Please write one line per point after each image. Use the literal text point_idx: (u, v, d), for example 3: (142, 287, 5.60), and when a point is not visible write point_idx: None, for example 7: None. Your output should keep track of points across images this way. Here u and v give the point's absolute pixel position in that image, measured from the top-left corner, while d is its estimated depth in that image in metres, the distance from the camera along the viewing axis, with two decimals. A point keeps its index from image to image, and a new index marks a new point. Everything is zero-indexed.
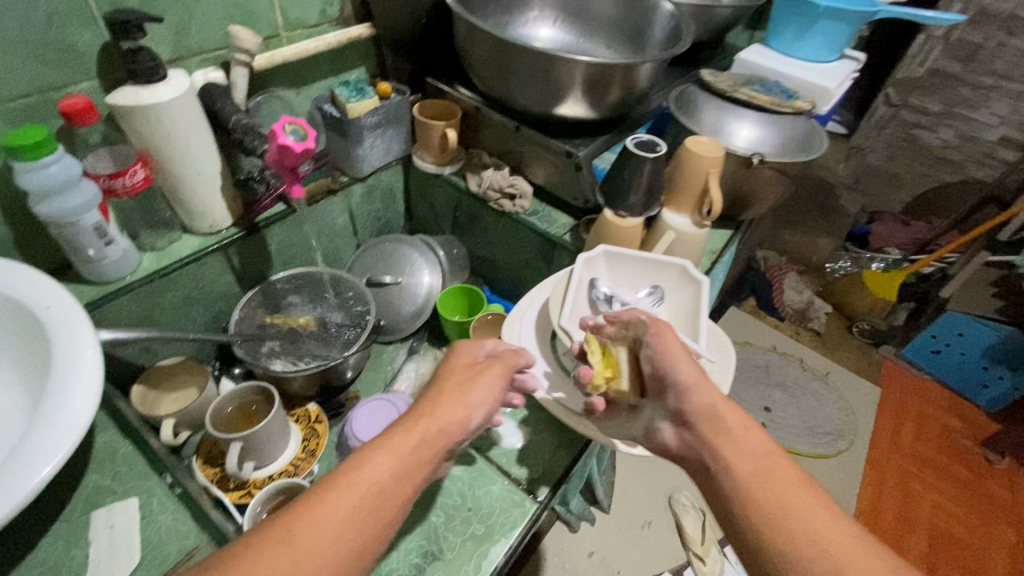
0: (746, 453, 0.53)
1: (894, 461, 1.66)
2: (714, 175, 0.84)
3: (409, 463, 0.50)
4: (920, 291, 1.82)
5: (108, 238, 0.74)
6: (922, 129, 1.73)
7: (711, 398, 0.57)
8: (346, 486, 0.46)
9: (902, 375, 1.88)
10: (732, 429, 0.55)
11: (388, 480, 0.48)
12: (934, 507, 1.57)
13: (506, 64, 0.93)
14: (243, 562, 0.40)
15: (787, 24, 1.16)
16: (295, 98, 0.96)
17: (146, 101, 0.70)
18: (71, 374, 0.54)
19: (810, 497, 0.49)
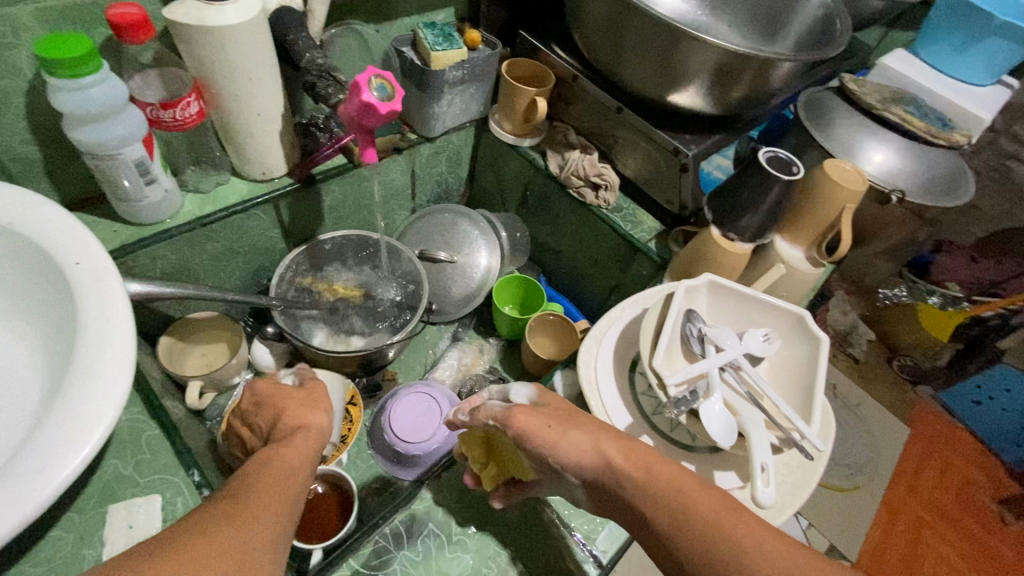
0: (660, 499, 0.46)
1: (910, 506, 1.39)
2: (848, 213, 0.72)
3: (289, 487, 0.45)
4: (976, 333, 1.38)
5: (149, 176, 0.64)
6: (1017, 162, 1.33)
7: (605, 451, 0.49)
8: (234, 513, 0.39)
9: (935, 418, 1.53)
10: (637, 477, 0.47)
11: (278, 500, 0.43)
12: (942, 562, 1.34)
13: (622, 31, 0.78)
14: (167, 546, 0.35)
15: (946, 33, 0.98)
16: (373, 35, 0.83)
17: (211, 22, 0.58)
18: (98, 352, 0.45)
19: (737, 520, 0.44)
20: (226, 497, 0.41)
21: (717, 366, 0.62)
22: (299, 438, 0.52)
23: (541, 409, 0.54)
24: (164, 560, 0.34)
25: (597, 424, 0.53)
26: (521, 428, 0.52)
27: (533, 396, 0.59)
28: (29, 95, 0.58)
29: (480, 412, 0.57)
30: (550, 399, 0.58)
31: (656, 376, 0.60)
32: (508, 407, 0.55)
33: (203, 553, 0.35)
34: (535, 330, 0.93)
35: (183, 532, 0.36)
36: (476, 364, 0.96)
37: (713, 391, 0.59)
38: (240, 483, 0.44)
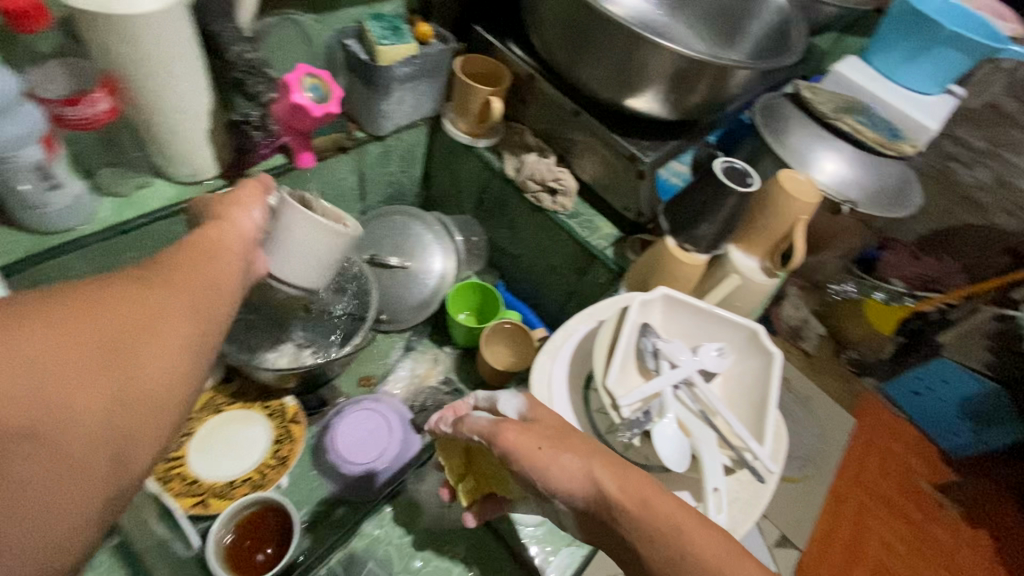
0: (655, 541, 0.44)
1: (853, 493, 1.45)
2: (802, 224, 0.72)
3: (217, 281, 0.44)
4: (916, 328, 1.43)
5: (53, 180, 0.57)
6: (957, 164, 1.38)
7: (597, 478, 0.48)
8: (150, 297, 0.38)
9: (879, 409, 1.59)
10: (631, 510, 0.45)
11: (200, 295, 0.42)
12: (882, 544, 1.41)
13: (579, 30, 0.75)
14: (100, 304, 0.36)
15: (897, 42, 1.00)
16: (315, 25, 0.77)
17: (119, 10, 0.51)
18: None
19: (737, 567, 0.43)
20: (148, 273, 0.40)
21: (671, 384, 0.60)
22: (232, 242, 0.49)
23: (533, 427, 0.52)
24: (79, 310, 0.34)
25: (591, 446, 0.51)
26: (510, 448, 0.51)
27: (524, 407, 0.56)
28: None
29: (465, 424, 0.56)
30: (541, 412, 0.55)
31: (610, 397, 0.58)
32: (495, 423, 0.53)
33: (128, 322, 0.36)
34: (492, 339, 0.90)
35: (92, 298, 0.35)
36: (430, 375, 0.92)
37: (666, 411, 0.58)
38: (166, 265, 0.42)
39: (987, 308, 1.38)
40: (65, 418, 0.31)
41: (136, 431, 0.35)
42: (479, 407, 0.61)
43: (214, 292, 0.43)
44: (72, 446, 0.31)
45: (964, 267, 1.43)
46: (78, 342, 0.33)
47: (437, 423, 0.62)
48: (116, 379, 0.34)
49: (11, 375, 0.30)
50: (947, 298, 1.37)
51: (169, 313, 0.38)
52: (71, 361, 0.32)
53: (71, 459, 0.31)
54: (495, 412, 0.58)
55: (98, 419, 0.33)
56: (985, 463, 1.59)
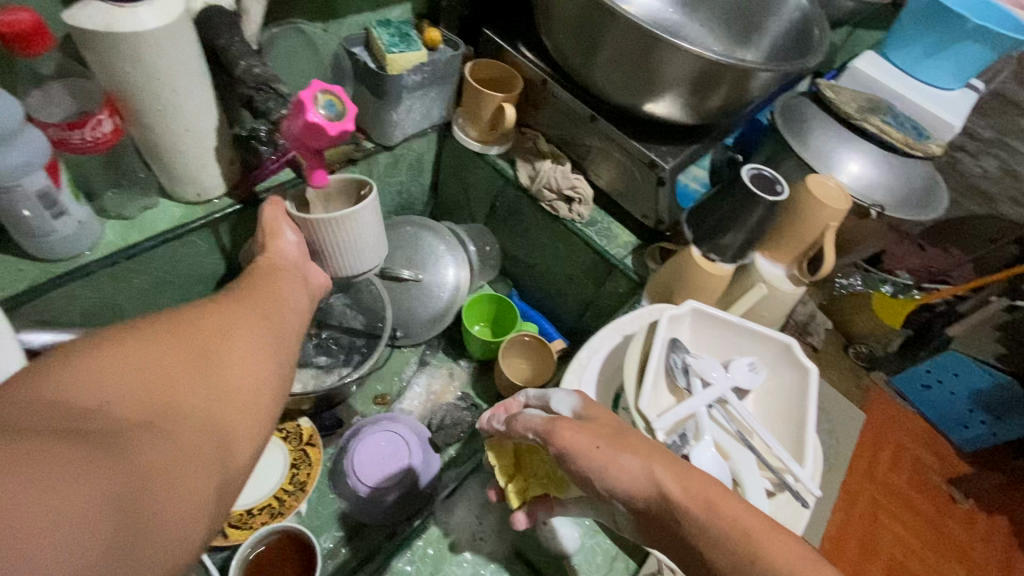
0: (725, 544, 0.39)
1: (866, 488, 1.44)
2: (831, 231, 0.69)
3: (283, 300, 0.45)
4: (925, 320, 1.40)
5: (57, 208, 0.55)
6: (964, 154, 1.38)
7: (658, 478, 0.43)
8: (228, 311, 0.40)
9: (890, 403, 1.58)
10: (695, 513, 0.41)
11: (272, 310, 0.43)
12: (898, 539, 1.40)
13: (596, 34, 0.73)
14: (184, 316, 0.37)
15: (916, 37, 0.97)
16: (321, 35, 0.75)
17: (122, 28, 0.49)
18: None
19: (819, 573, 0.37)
20: (221, 296, 0.42)
21: (705, 403, 0.58)
22: (292, 272, 0.51)
23: (589, 426, 0.48)
24: (166, 324, 0.35)
25: (649, 444, 0.47)
26: (567, 446, 0.47)
27: (577, 406, 0.53)
28: None
29: (518, 423, 0.54)
30: (597, 411, 0.52)
31: (643, 420, 0.56)
32: (551, 420, 0.51)
33: (208, 329, 0.37)
34: (508, 352, 0.88)
35: (177, 313, 0.37)
36: (446, 391, 0.89)
37: (702, 434, 0.56)
38: (235, 291, 0.44)
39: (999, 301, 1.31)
40: (174, 412, 0.31)
41: (236, 427, 0.34)
42: (530, 404, 0.59)
43: (284, 308, 0.45)
44: (186, 434, 0.31)
45: (971, 259, 1.42)
46: (175, 348, 0.34)
47: (488, 421, 0.59)
48: (213, 377, 0.34)
49: (120, 379, 0.30)
50: (954, 291, 1.33)
51: (248, 324, 0.40)
52: (169, 363, 0.33)
53: (187, 447, 0.30)
54: (547, 410, 0.56)
55: (205, 412, 0.32)
56: (998, 457, 1.58)
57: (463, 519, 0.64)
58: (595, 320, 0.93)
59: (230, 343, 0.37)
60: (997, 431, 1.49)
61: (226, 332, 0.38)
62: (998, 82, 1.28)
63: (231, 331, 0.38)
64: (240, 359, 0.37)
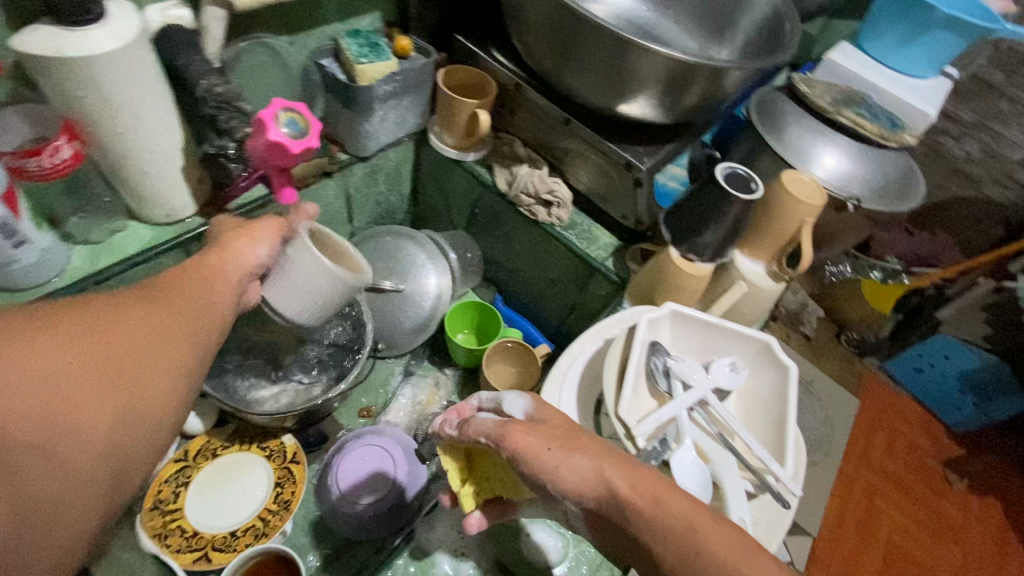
0: (670, 537, 0.42)
1: (862, 475, 1.45)
2: (807, 227, 0.70)
3: (218, 300, 0.46)
4: (914, 304, 1.42)
5: (18, 238, 0.54)
6: (947, 137, 1.38)
7: (607, 477, 0.45)
8: (154, 315, 0.40)
9: (882, 388, 1.58)
10: (644, 509, 0.43)
11: (206, 312, 0.44)
12: (895, 524, 1.40)
13: (566, 36, 0.72)
14: (116, 314, 0.38)
15: (889, 26, 0.97)
16: (287, 47, 0.74)
17: (73, 52, 0.48)
18: None
19: (753, 561, 0.41)
20: (164, 287, 0.43)
21: (686, 406, 0.58)
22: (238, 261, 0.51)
23: (540, 428, 0.50)
24: (93, 323, 0.37)
25: (602, 444, 0.49)
26: (519, 448, 0.49)
27: (530, 408, 0.54)
28: None
29: (471, 427, 0.53)
30: (548, 413, 0.53)
31: (624, 426, 0.55)
32: (502, 424, 0.51)
33: (136, 331, 0.38)
34: (493, 358, 0.87)
35: (103, 316, 0.37)
36: (432, 401, 0.89)
37: (683, 437, 0.56)
38: (173, 277, 0.45)
39: (985, 282, 1.35)
40: (72, 431, 0.33)
41: (139, 442, 0.37)
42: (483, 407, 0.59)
43: (216, 307, 0.45)
44: (76, 455, 0.33)
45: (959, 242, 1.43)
46: (89, 359, 0.35)
47: (441, 425, 0.59)
48: (122, 393, 0.36)
49: (25, 394, 0.32)
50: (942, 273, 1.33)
51: (175, 331, 0.40)
52: (77, 377, 0.34)
53: (79, 468, 0.34)
54: (500, 412, 0.57)
55: (105, 433, 0.35)
56: (991, 437, 1.59)
57: (445, 535, 0.64)
58: (580, 323, 0.92)
59: (152, 351, 0.38)
60: (987, 411, 1.49)
61: (153, 339, 0.39)
62: (975, 66, 1.28)
63: (157, 338, 0.39)
64: (159, 368, 0.39)
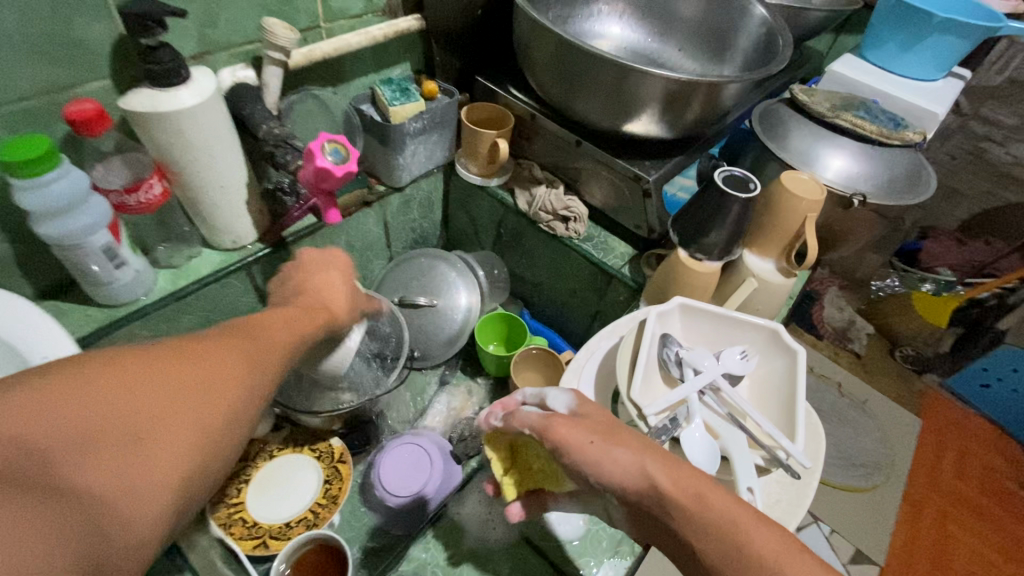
0: (711, 533, 0.45)
1: (931, 499, 1.43)
2: (811, 221, 0.73)
3: (279, 348, 0.47)
4: (976, 315, 1.43)
5: (118, 259, 0.65)
6: (991, 143, 1.37)
7: (650, 472, 0.49)
8: (227, 355, 0.42)
9: (947, 405, 1.59)
10: (686, 504, 0.47)
11: (268, 357, 0.46)
12: (971, 551, 1.37)
13: (572, 68, 0.80)
14: (187, 353, 0.40)
15: (890, 34, 1.01)
16: (332, 96, 0.86)
17: (166, 107, 0.60)
18: None
19: (798, 562, 0.43)
20: (234, 333, 0.45)
21: (697, 389, 0.62)
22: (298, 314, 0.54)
23: (582, 422, 0.55)
24: (168, 360, 0.38)
25: (640, 441, 0.53)
26: (562, 442, 0.53)
27: (572, 403, 0.59)
28: None
29: (515, 418, 0.58)
30: (589, 408, 0.57)
31: (636, 407, 0.59)
32: (546, 418, 0.57)
33: (201, 367, 0.40)
34: (522, 366, 0.93)
35: (177, 354, 0.39)
36: (465, 407, 0.95)
37: (693, 416, 0.59)
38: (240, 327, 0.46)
39: None
40: (130, 476, 0.33)
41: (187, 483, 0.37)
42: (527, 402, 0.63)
43: (277, 347, 0.47)
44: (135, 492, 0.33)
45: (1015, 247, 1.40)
46: (158, 394, 0.36)
47: (486, 418, 0.63)
48: (181, 434, 0.36)
49: (94, 423, 0.33)
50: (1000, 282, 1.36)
51: (224, 371, 0.41)
52: (148, 407, 0.35)
53: (133, 504, 0.33)
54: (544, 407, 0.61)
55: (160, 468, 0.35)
56: None
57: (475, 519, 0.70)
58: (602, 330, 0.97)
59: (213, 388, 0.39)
60: None
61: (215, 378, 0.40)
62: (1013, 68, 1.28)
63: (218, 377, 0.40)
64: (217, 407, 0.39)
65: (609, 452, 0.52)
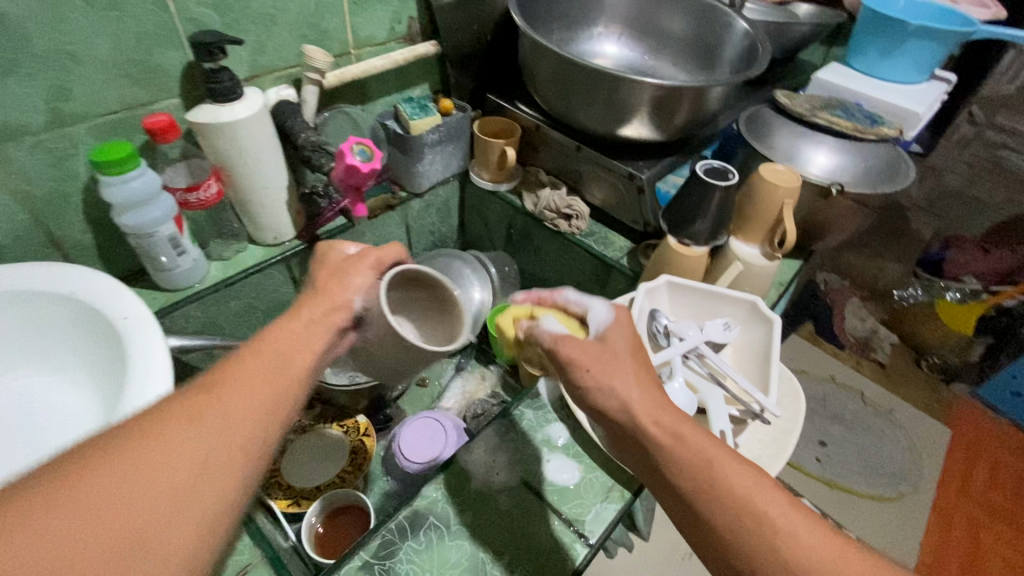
0: (687, 469, 0.46)
1: (962, 508, 1.41)
2: (789, 206, 0.80)
3: (273, 390, 0.43)
4: (1004, 324, 1.49)
5: (180, 248, 0.77)
6: (1009, 150, 1.46)
7: (635, 407, 0.49)
8: (192, 423, 0.38)
9: (975, 415, 1.61)
10: (665, 442, 0.47)
11: (253, 407, 0.41)
12: (1007, 562, 1.33)
13: (569, 82, 0.91)
14: (141, 436, 0.37)
15: (871, 43, 1.09)
16: (360, 113, 0.98)
17: (225, 119, 0.72)
18: (146, 370, 0.57)
19: (769, 496, 0.45)
20: (206, 387, 0.41)
21: (681, 353, 0.68)
22: (309, 318, 0.50)
23: (591, 344, 0.52)
24: (117, 451, 0.35)
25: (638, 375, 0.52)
26: (567, 356, 0.52)
27: (603, 323, 0.55)
28: (84, 194, 0.72)
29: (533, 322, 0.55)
30: (612, 333, 0.54)
31: None
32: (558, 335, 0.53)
33: (156, 452, 0.36)
34: None
35: (129, 437, 0.36)
36: (479, 390, 1.03)
37: (675, 374, 0.66)
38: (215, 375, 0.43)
39: None
40: None
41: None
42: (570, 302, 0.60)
43: (270, 390, 0.43)
44: None
45: None
46: (108, 496, 0.33)
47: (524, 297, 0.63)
48: (137, 539, 0.33)
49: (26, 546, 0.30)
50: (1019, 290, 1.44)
51: (189, 447, 0.37)
52: (98, 512, 0.33)
53: None
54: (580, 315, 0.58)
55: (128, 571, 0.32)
56: None
57: None
58: None
59: (180, 471, 0.36)
60: None
61: (184, 458, 0.37)
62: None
63: (187, 457, 0.37)
64: (190, 489, 0.36)
65: (603, 381, 0.50)
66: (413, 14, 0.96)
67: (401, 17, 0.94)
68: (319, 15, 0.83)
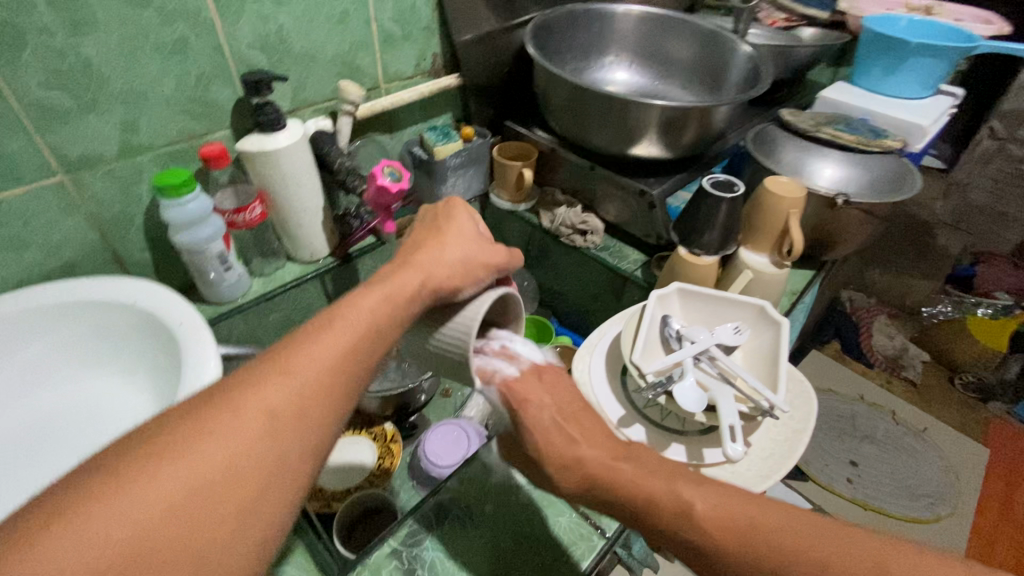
0: (626, 495, 0.50)
1: (1003, 532, 1.36)
2: (794, 216, 0.83)
3: (342, 362, 0.46)
4: None
5: (227, 264, 0.84)
6: None
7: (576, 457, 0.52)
8: (272, 396, 0.42)
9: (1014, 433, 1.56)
10: (605, 476, 0.51)
11: (324, 379, 0.45)
12: None
13: (581, 107, 0.97)
14: (227, 406, 0.40)
15: (875, 62, 1.13)
16: (389, 141, 1.06)
17: (270, 146, 0.80)
18: (198, 368, 0.63)
19: (706, 496, 0.47)
20: (281, 361, 0.44)
21: (691, 355, 0.71)
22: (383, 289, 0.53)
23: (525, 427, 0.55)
24: (206, 422, 0.39)
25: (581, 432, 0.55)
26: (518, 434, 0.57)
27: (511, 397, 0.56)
28: (145, 216, 0.81)
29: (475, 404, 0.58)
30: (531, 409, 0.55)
31: (636, 367, 0.70)
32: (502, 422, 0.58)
33: (243, 421, 0.40)
34: None
35: (216, 410, 0.40)
36: None
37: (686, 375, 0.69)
38: (287, 349, 0.46)
39: None
40: (208, 545, 0.35)
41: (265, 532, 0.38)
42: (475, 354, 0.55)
43: (340, 362, 0.46)
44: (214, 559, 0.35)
45: None
46: (206, 463, 0.37)
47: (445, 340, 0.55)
48: (237, 499, 0.37)
49: (143, 506, 0.34)
50: None
51: (244, 442, 0.39)
52: (200, 477, 0.36)
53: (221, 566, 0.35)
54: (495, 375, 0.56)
55: (230, 528, 0.36)
56: None
57: None
58: None
59: (266, 439, 0.40)
60: None
61: (268, 427, 0.40)
62: None
63: (271, 427, 0.40)
64: (275, 455, 0.40)
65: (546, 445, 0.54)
66: (437, 50, 1.04)
67: (426, 53, 1.02)
68: (353, 53, 0.91)
